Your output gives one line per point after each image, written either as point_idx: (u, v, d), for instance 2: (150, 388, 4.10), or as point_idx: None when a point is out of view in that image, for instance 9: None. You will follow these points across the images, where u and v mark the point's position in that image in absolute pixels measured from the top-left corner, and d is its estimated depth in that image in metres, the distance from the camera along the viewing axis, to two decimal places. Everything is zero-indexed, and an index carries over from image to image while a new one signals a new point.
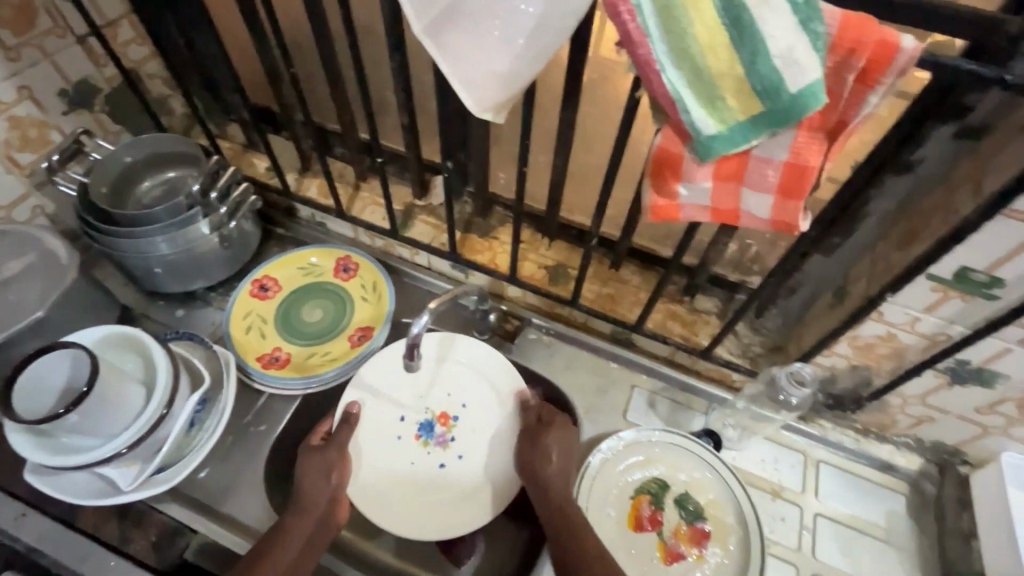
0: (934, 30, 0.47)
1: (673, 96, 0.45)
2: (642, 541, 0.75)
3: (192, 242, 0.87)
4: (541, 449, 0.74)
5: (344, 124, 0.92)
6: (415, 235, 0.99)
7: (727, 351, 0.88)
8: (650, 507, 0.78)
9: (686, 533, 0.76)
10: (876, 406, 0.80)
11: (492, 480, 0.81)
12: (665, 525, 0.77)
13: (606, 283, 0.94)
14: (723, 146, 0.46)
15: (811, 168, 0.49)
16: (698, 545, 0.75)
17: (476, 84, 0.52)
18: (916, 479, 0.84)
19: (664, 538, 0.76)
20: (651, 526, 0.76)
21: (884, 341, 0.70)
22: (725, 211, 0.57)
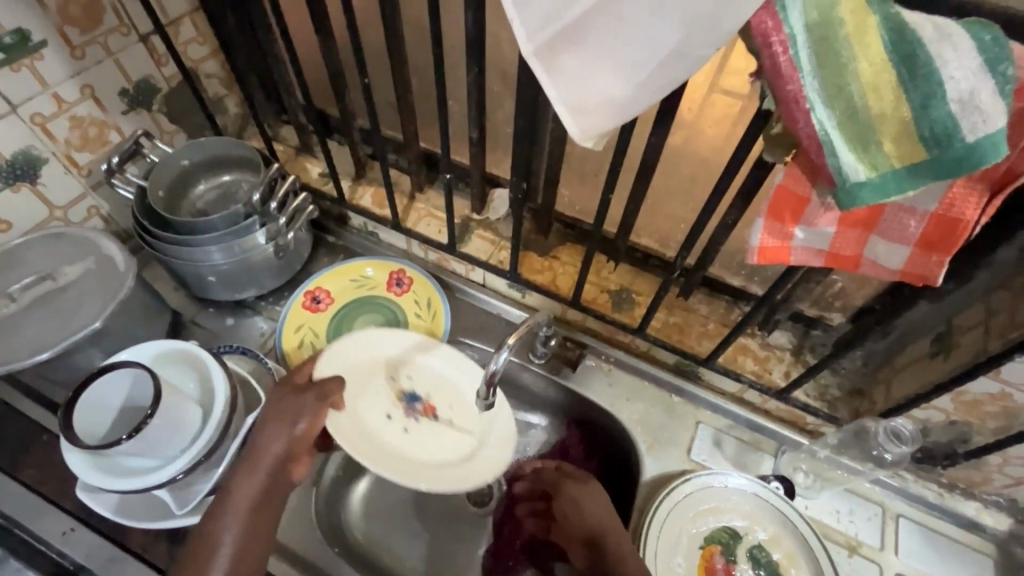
0: None
1: (820, 137, 0.40)
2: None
3: (248, 252, 0.84)
4: (569, 502, 0.72)
5: (406, 134, 0.88)
6: (472, 251, 0.95)
7: (804, 394, 0.82)
8: (722, 558, 0.73)
9: None
10: (970, 462, 0.74)
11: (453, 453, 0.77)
12: None
13: (672, 312, 0.89)
14: (871, 195, 0.41)
15: (966, 223, 0.43)
16: None
17: (584, 111, 0.47)
18: (1006, 542, 0.78)
19: None
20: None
21: (994, 399, 0.64)
22: (844, 257, 0.51)
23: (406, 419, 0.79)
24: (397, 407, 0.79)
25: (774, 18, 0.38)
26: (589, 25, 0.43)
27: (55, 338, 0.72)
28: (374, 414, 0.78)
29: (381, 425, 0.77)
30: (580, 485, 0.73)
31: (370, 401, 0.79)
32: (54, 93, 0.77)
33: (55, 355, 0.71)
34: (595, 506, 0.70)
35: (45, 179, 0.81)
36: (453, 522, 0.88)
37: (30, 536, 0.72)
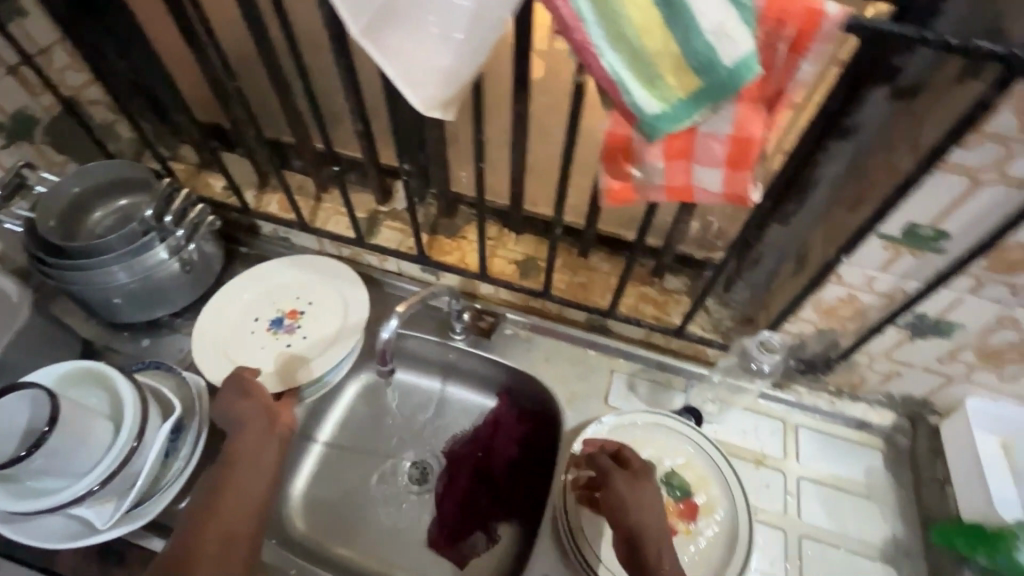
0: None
1: (613, 78, 0.45)
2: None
3: (151, 269, 0.84)
4: (638, 503, 0.68)
5: (298, 136, 0.90)
6: (382, 242, 0.98)
7: (700, 328, 0.90)
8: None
9: (676, 509, 0.77)
10: (846, 366, 0.82)
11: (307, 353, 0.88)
12: (655, 504, 0.78)
13: (576, 272, 0.94)
14: (667, 124, 0.47)
15: (756, 140, 0.50)
16: (689, 519, 0.76)
17: (421, 83, 0.52)
18: (891, 434, 0.87)
19: None
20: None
21: (845, 303, 0.72)
22: (678, 189, 0.57)
23: (288, 336, 0.90)
24: (278, 336, 0.90)
25: None
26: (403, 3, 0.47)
27: None
28: (240, 334, 0.89)
29: (247, 346, 0.88)
30: (637, 480, 0.71)
31: (254, 353, 0.87)
32: None
33: None
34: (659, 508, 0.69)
35: None
36: (396, 504, 0.91)
37: None
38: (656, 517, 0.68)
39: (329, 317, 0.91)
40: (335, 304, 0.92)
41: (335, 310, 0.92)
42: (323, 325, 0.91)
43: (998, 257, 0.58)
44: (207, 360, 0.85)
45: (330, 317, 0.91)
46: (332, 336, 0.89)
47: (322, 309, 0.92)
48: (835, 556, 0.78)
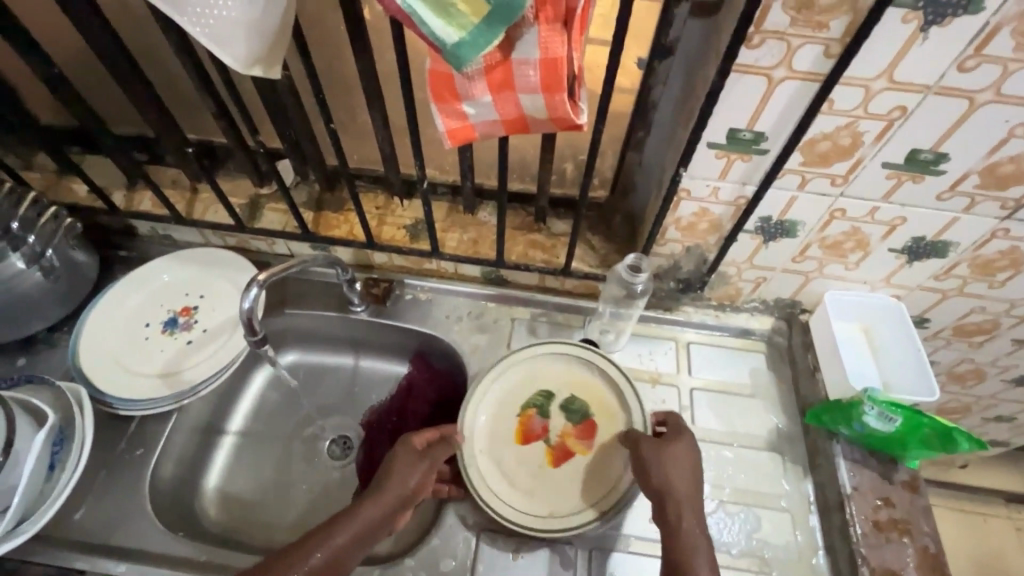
0: None
1: (407, 12, 0.47)
2: (532, 452, 0.80)
3: (9, 281, 0.80)
4: (666, 463, 0.70)
5: (155, 125, 0.87)
6: (266, 225, 0.96)
7: (586, 265, 0.92)
8: (539, 419, 0.82)
9: (572, 433, 0.81)
10: (719, 279, 0.88)
11: (210, 347, 0.85)
12: (552, 431, 0.82)
13: (466, 229, 0.96)
14: (470, 52, 0.49)
15: (563, 59, 0.52)
16: (585, 440, 0.81)
17: (230, 41, 0.52)
18: (771, 336, 0.94)
19: (551, 443, 0.81)
20: (541, 437, 0.81)
21: (701, 217, 0.77)
22: (513, 122, 0.59)
23: (185, 333, 0.86)
24: (173, 335, 0.86)
25: None
26: None
27: None
28: (133, 342, 0.85)
29: (140, 351, 0.84)
30: (662, 449, 0.71)
31: (150, 359, 0.83)
32: None
33: None
34: (692, 468, 0.71)
35: None
36: (316, 483, 0.90)
37: None
38: (689, 476, 0.70)
39: (226, 308, 0.88)
40: (230, 293, 0.89)
41: (231, 300, 0.89)
42: (221, 316, 0.88)
43: (810, 150, 0.64)
44: (96, 371, 0.81)
45: (230, 308, 0.88)
46: (229, 323, 0.87)
47: (218, 301, 0.89)
48: (729, 456, 0.84)
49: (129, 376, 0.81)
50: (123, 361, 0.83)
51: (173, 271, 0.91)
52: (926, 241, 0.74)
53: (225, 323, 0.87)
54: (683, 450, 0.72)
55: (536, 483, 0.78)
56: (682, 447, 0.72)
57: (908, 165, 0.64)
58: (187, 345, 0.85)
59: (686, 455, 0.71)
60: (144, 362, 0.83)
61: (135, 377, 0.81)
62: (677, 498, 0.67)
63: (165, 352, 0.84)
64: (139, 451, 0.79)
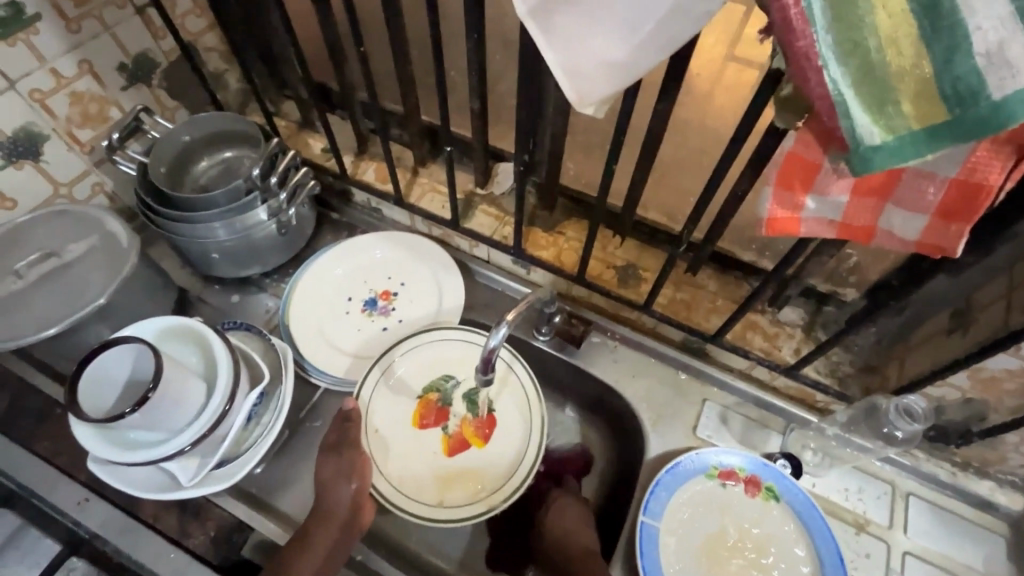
0: None
1: (832, 97, 0.38)
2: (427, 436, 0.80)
3: (250, 229, 0.83)
4: (569, 520, 0.77)
5: (407, 106, 0.86)
6: (476, 227, 0.93)
7: (814, 371, 0.81)
8: (438, 406, 0.81)
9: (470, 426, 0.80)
10: (986, 441, 0.72)
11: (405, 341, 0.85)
12: (450, 420, 0.81)
13: (680, 288, 0.87)
14: (886, 158, 0.38)
15: (989, 189, 0.41)
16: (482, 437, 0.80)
17: (587, 75, 0.45)
18: (1020, 521, 0.76)
19: (447, 432, 0.80)
20: (435, 423, 0.80)
21: (1012, 376, 0.62)
22: (857, 228, 0.49)
23: (382, 318, 0.87)
24: (371, 317, 0.87)
25: None
26: None
27: (61, 315, 0.72)
28: (334, 314, 0.87)
29: (340, 326, 0.86)
30: (553, 507, 0.79)
31: (349, 336, 0.86)
32: (52, 68, 0.76)
33: (63, 331, 0.72)
34: (582, 517, 0.77)
35: (48, 155, 0.81)
36: None
37: (46, 506, 0.74)
38: (578, 525, 0.76)
39: (424, 303, 0.88)
40: (431, 289, 0.88)
41: (429, 296, 0.88)
42: (419, 310, 0.88)
43: None
44: (303, 336, 0.84)
45: (428, 305, 0.87)
46: (426, 321, 0.87)
47: (416, 293, 0.88)
48: None
49: (328, 350, 0.84)
50: (326, 332, 0.85)
51: (382, 250, 0.91)
52: None
53: (421, 319, 0.87)
54: (561, 509, 0.79)
55: None
56: (574, 504, 0.79)
57: None
58: (384, 332, 0.86)
59: (580, 509, 0.79)
60: (344, 339, 0.85)
61: (334, 354, 0.84)
62: (576, 542, 0.74)
63: (364, 334, 0.86)
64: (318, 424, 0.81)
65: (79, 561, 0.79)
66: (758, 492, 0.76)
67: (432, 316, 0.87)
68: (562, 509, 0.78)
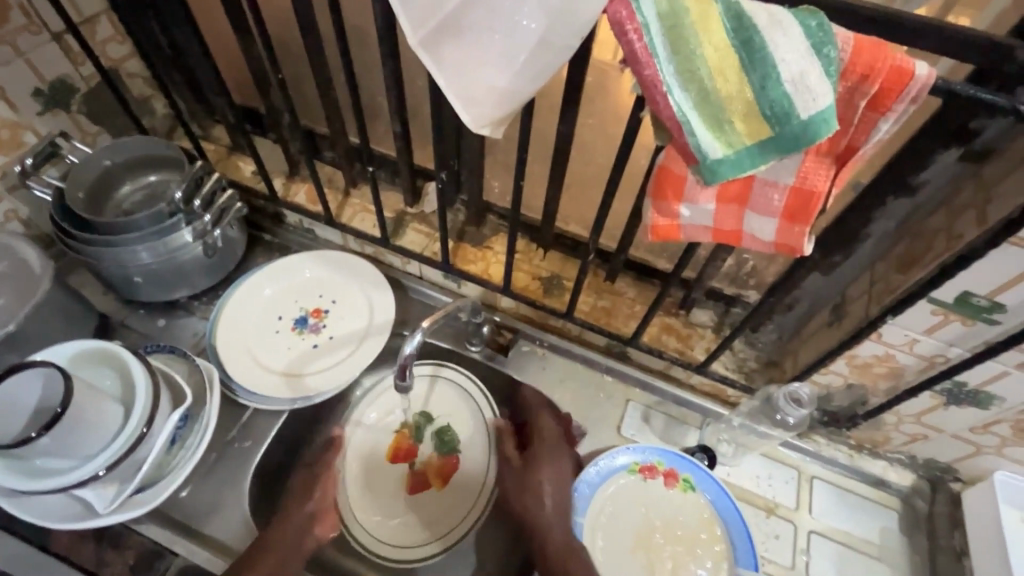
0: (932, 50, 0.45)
1: (679, 118, 0.44)
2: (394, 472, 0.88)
3: (175, 251, 0.83)
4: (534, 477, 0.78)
5: (333, 129, 0.89)
6: (407, 244, 0.96)
7: (723, 367, 0.87)
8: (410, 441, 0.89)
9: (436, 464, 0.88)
10: (871, 423, 0.79)
11: (335, 356, 0.86)
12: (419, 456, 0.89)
13: (601, 295, 0.92)
14: (729, 170, 0.45)
15: (819, 194, 0.48)
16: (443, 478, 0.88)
17: (474, 99, 0.49)
18: (909, 495, 0.84)
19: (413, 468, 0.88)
20: (404, 459, 0.88)
21: (881, 361, 0.70)
22: (726, 233, 0.55)
23: (313, 335, 0.88)
24: (302, 335, 0.88)
25: (627, 7, 0.42)
26: (467, 16, 0.46)
27: None
28: (264, 334, 0.87)
29: (270, 345, 0.87)
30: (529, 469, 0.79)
31: (279, 354, 0.86)
32: None
33: None
34: (558, 492, 0.76)
35: None
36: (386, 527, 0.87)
37: None
38: (559, 492, 0.76)
39: (356, 318, 0.89)
40: (362, 303, 0.90)
41: (362, 311, 0.90)
42: (350, 325, 0.89)
43: None
44: (231, 357, 0.84)
45: (359, 319, 0.89)
46: (357, 335, 0.88)
47: (348, 308, 0.90)
48: None
49: (257, 370, 0.84)
50: (254, 352, 0.86)
51: (313, 268, 0.92)
52: None
53: (354, 333, 0.88)
54: (551, 470, 0.78)
55: None
56: (555, 464, 0.78)
57: None
58: (314, 349, 0.87)
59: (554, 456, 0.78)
60: (274, 358, 0.85)
61: (262, 374, 0.84)
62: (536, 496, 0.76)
63: (294, 352, 0.86)
64: (248, 444, 0.81)
65: None
66: (676, 483, 0.81)
67: (364, 329, 0.88)
68: (542, 484, 0.77)
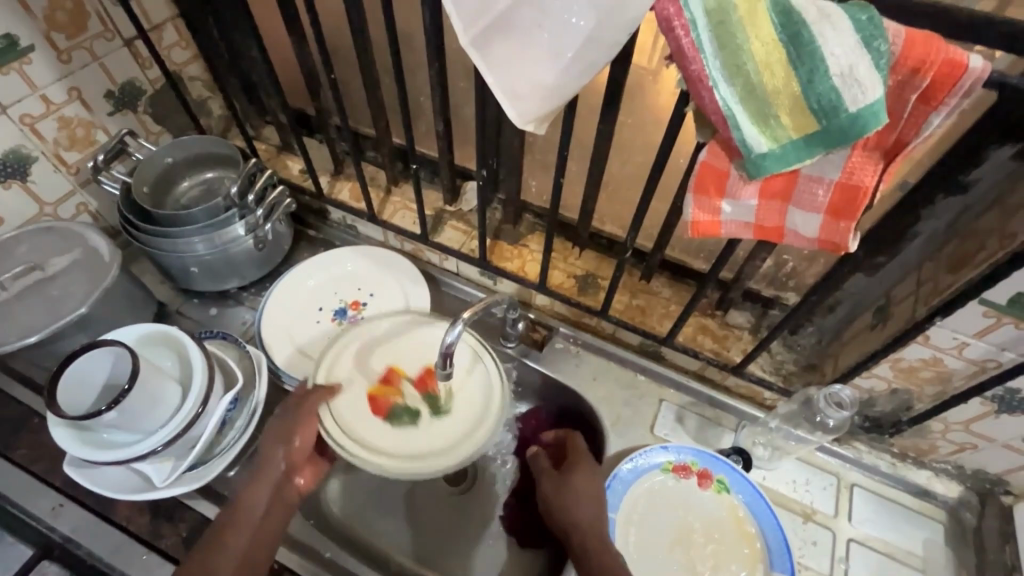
0: (987, 46, 0.44)
1: (724, 113, 0.44)
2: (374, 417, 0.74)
3: (228, 243, 0.88)
4: (568, 491, 0.74)
5: (378, 129, 0.93)
6: (445, 241, 0.99)
7: (759, 368, 0.86)
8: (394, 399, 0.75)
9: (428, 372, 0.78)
10: (915, 430, 0.77)
11: None
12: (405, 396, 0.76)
13: (636, 295, 0.92)
14: (773, 164, 0.45)
15: (865, 189, 0.48)
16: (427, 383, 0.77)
17: (521, 96, 0.51)
18: (955, 507, 0.81)
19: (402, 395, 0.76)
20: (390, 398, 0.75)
21: (928, 365, 0.68)
22: (768, 229, 0.55)
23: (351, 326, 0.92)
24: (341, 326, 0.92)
25: (675, 4, 0.42)
26: (517, 15, 0.48)
27: (42, 325, 0.76)
28: (304, 324, 0.91)
29: (311, 334, 0.90)
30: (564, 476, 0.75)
31: (320, 344, 0.89)
32: (42, 95, 0.82)
33: (43, 340, 0.75)
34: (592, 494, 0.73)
35: (35, 176, 0.86)
36: (419, 518, 0.90)
37: (22, 512, 0.76)
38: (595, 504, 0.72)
39: (394, 310, 0.92)
40: (401, 296, 0.94)
41: (399, 303, 0.93)
42: None
43: None
44: (276, 346, 0.88)
45: (397, 311, 0.92)
46: None
47: (387, 301, 0.93)
48: None
49: (300, 359, 0.88)
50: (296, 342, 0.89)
51: (353, 262, 0.96)
52: None
53: None
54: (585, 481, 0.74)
55: None
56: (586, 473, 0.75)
57: None
58: None
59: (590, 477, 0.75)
60: (315, 347, 0.89)
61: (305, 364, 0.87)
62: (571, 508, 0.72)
63: None
64: None
65: (52, 565, 0.81)
66: (710, 484, 0.80)
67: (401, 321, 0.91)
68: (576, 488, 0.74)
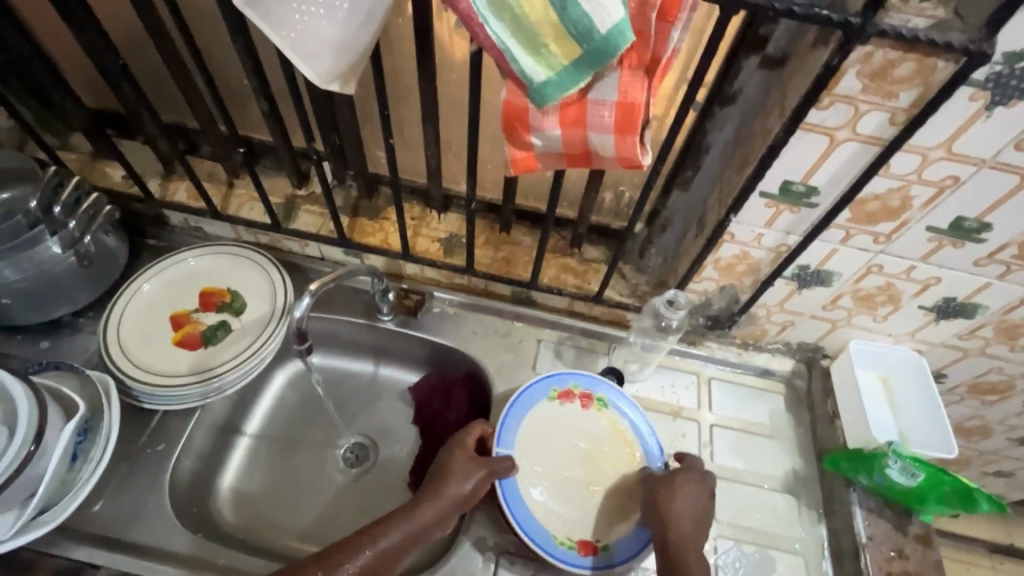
0: None
1: (499, 47, 0.48)
2: (181, 347, 0.84)
3: (43, 264, 0.79)
4: (673, 504, 0.73)
5: (202, 119, 0.87)
6: (301, 226, 0.95)
7: (617, 294, 0.94)
8: (194, 329, 0.86)
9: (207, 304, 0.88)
10: (747, 319, 0.89)
11: (239, 342, 0.85)
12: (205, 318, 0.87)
13: (500, 247, 0.96)
14: (554, 91, 0.50)
15: (640, 105, 0.53)
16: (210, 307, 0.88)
17: (316, 53, 0.51)
18: (791, 378, 0.95)
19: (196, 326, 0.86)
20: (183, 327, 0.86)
21: (740, 259, 0.79)
22: (577, 156, 0.59)
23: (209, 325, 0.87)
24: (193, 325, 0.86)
25: None
26: None
27: None
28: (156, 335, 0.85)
29: (165, 343, 0.84)
30: (671, 490, 0.75)
31: (179, 355, 0.84)
32: None
33: None
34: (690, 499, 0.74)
35: None
36: (328, 505, 0.89)
37: None
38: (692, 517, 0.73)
39: (255, 302, 0.88)
40: (261, 285, 0.90)
41: (260, 292, 0.89)
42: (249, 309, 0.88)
43: (858, 206, 0.66)
44: (126, 365, 0.81)
45: (258, 301, 0.88)
46: (259, 318, 0.87)
47: (245, 292, 0.89)
48: (747, 496, 0.85)
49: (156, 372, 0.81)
50: (149, 356, 0.83)
51: (204, 261, 0.91)
52: (956, 302, 0.76)
53: (255, 315, 0.87)
54: (694, 489, 0.75)
55: (556, 509, 0.80)
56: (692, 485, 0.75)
57: (951, 231, 0.66)
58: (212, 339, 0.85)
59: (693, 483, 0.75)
60: (173, 357, 0.83)
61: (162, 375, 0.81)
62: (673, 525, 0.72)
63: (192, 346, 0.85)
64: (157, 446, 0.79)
65: None
66: (592, 405, 0.87)
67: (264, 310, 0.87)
68: (679, 497, 0.74)
